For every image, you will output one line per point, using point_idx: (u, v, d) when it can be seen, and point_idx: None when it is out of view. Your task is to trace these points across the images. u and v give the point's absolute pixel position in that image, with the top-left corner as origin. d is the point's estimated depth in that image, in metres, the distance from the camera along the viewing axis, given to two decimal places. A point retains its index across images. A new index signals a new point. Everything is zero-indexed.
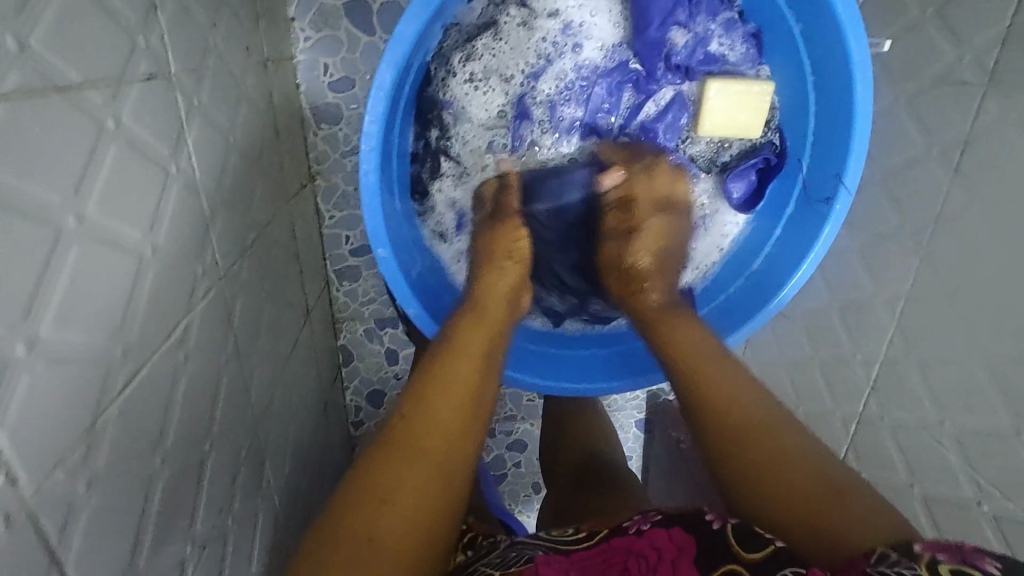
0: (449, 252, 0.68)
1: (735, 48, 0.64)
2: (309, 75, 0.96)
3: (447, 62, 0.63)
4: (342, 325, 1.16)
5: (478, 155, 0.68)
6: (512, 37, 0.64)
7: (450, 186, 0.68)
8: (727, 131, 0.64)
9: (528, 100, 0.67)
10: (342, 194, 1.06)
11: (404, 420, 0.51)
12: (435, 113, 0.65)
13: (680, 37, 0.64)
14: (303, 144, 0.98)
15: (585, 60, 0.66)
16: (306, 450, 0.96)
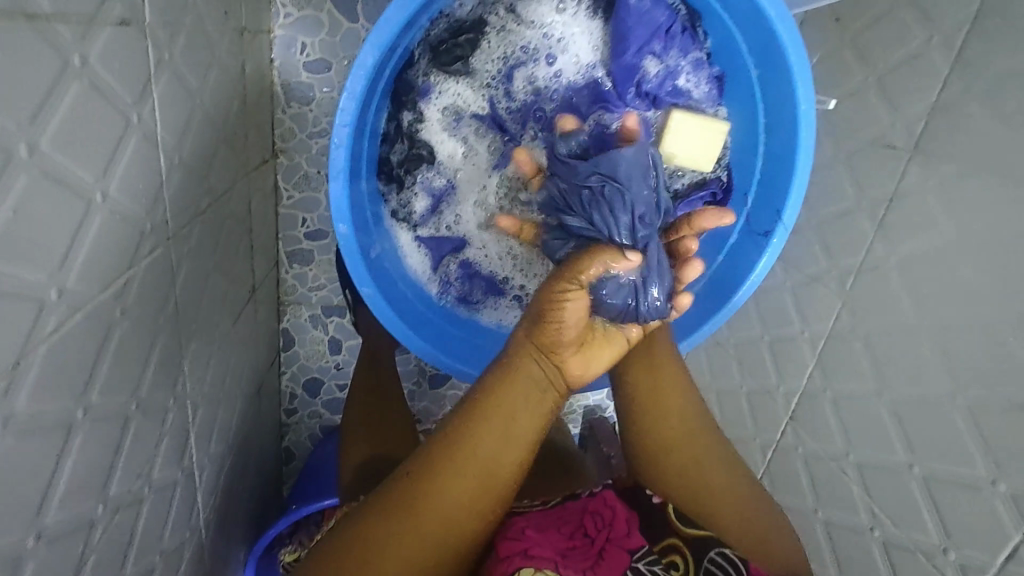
0: (409, 238, 0.67)
1: (699, 87, 0.64)
2: (285, 51, 0.95)
3: (430, 53, 0.62)
4: (286, 308, 1.13)
5: (448, 146, 0.67)
6: (495, 37, 0.64)
7: (424, 170, 0.66)
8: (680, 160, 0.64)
9: (501, 101, 0.66)
10: (304, 175, 1.04)
11: (415, 482, 0.50)
12: (411, 97, 0.63)
13: (652, 66, 0.63)
14: (270, 120, 0.97)
15: (557, 72, 0.66)
16: (234, 432, 0.92)
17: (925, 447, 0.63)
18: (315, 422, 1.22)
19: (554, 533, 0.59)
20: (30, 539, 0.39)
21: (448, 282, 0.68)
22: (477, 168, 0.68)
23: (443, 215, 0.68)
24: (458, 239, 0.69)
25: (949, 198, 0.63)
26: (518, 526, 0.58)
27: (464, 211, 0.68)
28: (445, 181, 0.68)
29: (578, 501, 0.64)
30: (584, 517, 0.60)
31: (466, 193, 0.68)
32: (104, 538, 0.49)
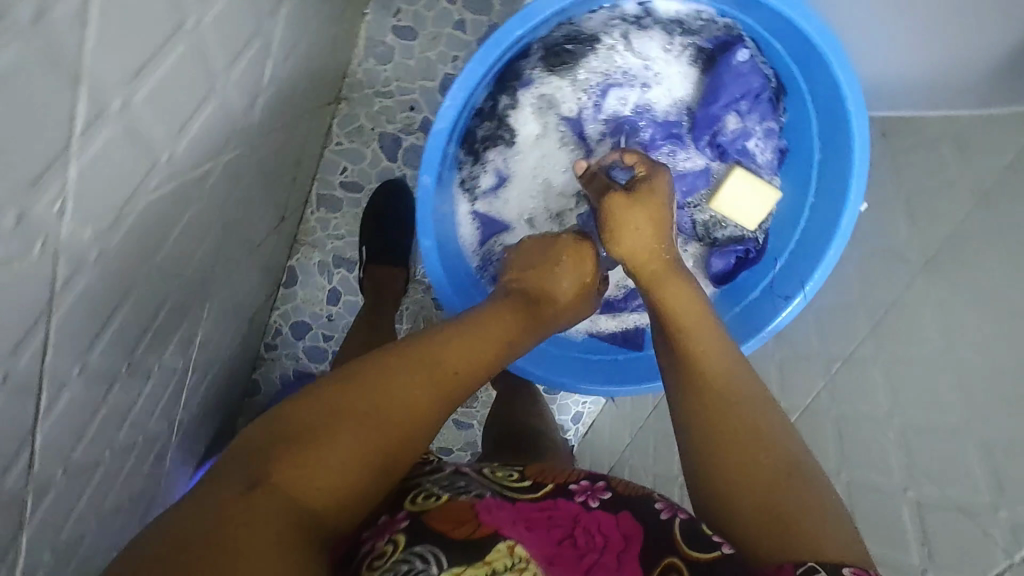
0: (468, 207, 0.70)
1: (764, 153, 0.70)
2: (379, 11, 1.03)
3: (546, 50, 0.66)
4: (299, 246, 1.15)
5: (530, 134, 0.71)
6: (605, 52, 0.68)
7: (499, 151, 0.70)
8: (730, 214, 0.69)
9: (590, 113, 0.72)
10: (359, 127, 1.07)
11: (411, 366, 0.48)
12: (514, 84, 0.67)
13: (732, 123, 0.68)
14: (345, 67, 1.02)
15: (647, 101, 0.71)
16: (224, 346, 0.93)
17: (869, 532, 0.68)
18: (290, 363, 1.22)
19: (544, 533, 0.48)
20: (73, 367, 0.41)
21: (488, 261, 0.71)
22: (549, 162, 0.72)
23: (505, 197, 0.72)
24: (509, 223, 0.72)
25: (942, 316, 0.69)
26: (505, 512, 0.50)
27: (524, 199, 0.72)
28: (518, 168, 0.72)
29: (570, 503, 0.53)
30: (576, 526, 0.49)
31: (530, 182, 0.73)
32: (118, 397, 0.51)
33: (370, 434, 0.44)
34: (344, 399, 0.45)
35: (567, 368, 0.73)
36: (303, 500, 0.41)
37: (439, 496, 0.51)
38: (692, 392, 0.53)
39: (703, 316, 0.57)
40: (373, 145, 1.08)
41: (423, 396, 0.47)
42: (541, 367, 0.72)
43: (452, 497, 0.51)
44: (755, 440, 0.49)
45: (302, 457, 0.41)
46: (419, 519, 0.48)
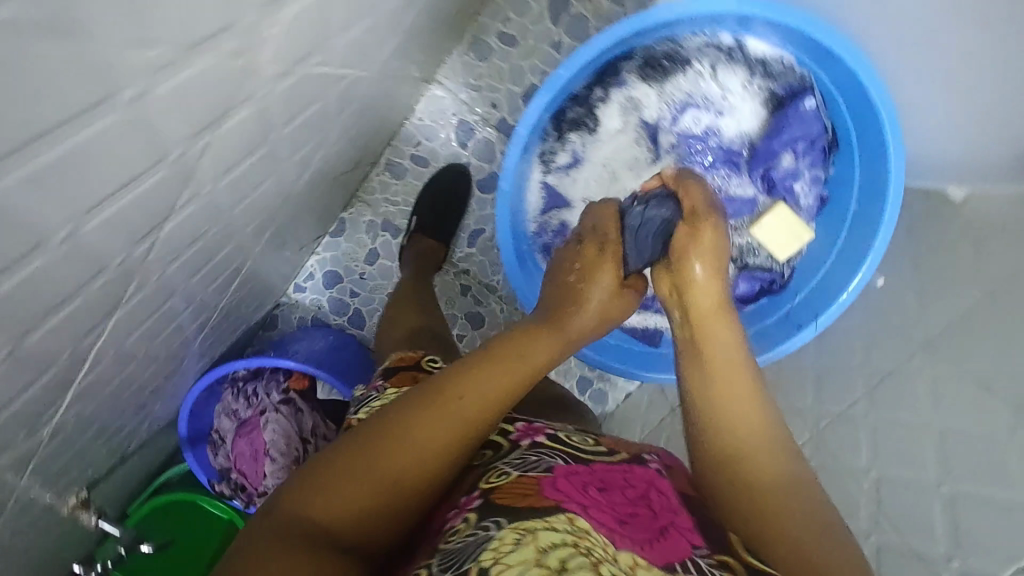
0: (539, 178, 0.75)
1: (807, 197, 0.74)
2: (493, 13, 1.11)
3: (647, 55, 0.70)
4: (357, 201, 1.24)
5: (611, 128, 0.75)
6: (698, 71, 0.72)
7: (580, 136, 0.75)
8: (766, 242, 0.73)
9: (666, 124, 0.75)
10: (442, 108, 1.17)
11: (416, 408, 0.55)
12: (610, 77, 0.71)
13: (787, 161, 0.73)
14: (446, 51, 1.11)
15: (721, 125, 0.74)
16: (261, 260, 0.99)
17: None
18: (312, 309, 1.31)
19: (615, 493, 0.52)
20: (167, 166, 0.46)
21: (544, 230, 0.77)
22: (620, 158, 0.76)
23: (573, 178, 0.76)
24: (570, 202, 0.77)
25: (935, 392, 0.73)
26: (578, 477, 0.52)
27: (588, 186, 0.77)
28: (589, 154, 0.75)
29: (645, 470, 0.57)
30: (650, 490, 0.53)
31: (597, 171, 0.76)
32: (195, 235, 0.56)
33: (376, 467, 0.52)
34: (354, 446, 0.53)
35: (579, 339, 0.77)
36: (319, 522, 0.49)
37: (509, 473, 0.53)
38: (716, 432, 0.57)
39: (737, 355, 0.60)
40: (448, 129, 1.18)
41: (423, 441, 0.54)
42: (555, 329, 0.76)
43: (521, 473, 0.52)
44: (777, 489, 0.53)
45: (318, 491, 0.51)
46: (488, 499, 0.50)
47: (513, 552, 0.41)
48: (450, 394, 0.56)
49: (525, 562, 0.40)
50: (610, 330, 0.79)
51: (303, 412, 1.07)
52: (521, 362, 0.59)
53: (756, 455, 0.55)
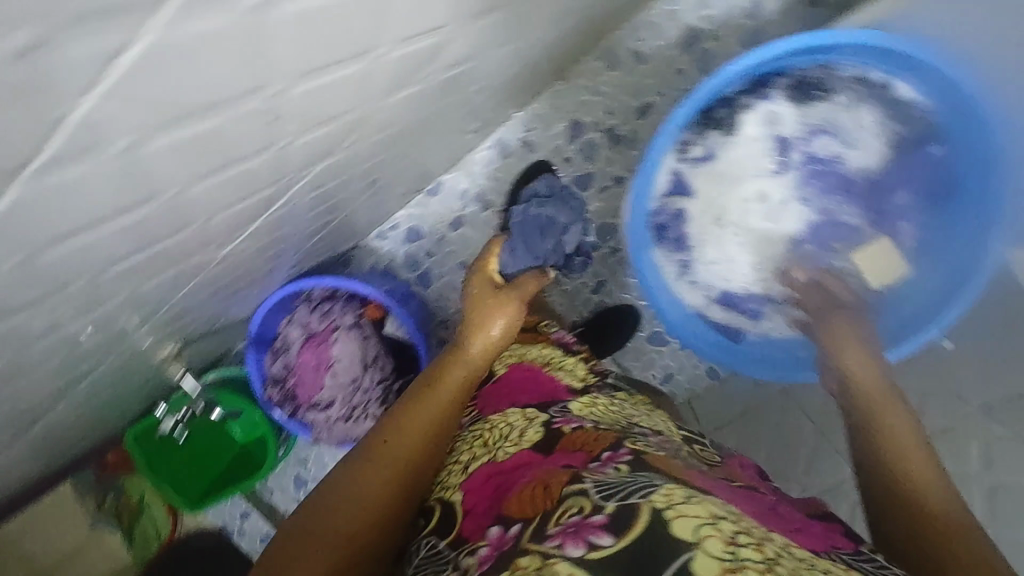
0: (672, 162, 0.79)
1: (909, 237, 0.80)
2: (632, 29, 1.19)
3: (799, 74, 0.76)
4: (457, 168, 1.31)
5: (748, 133, 0.80)
6: (841, 101, 0.78)
7: (719, 133, 0.79)
8: (864, 268, 0.80)
9: (798, 142, 0.80)
10: (562, 103, 1.25)
11: (297, 533, 0.64)
12: (763, 86, 0.77)
13: (899, 200, 0.80)
14: (581, 53, 1.20)
15: (849, 154, 0.80)
16: (373, 192, 1.06)
17: None
18: (387, 258, 1.37)
19: (751, 503, 0.58)
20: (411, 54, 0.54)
21: (662, 210, 0.81)
22: (748, 162, 0.81)
23: (701, 170, 0.81)
24: (691, 191, 0.81)
25: None
26: (717, 484, 0.59)
27: (713, 181, 0.81)
28: (724, 153, 0.80)
29: (766, 493, 0.62)
30: (775, 503, 0.59)
31: (725, 170, 0.81)
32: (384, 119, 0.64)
33: (368, 492, 0.68)
34: (329, 508, 0.66)
35: (672, 313, 0.82)
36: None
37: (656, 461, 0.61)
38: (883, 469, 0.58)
39: (901, 421, 0.62)
40: (563, 123, 1.26)
41: (363, 495, 0.68)
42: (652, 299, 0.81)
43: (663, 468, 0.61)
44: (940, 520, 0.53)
45: (309, 556, 0.62)
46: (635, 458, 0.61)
47: (686, 506, 0.51)
48: (392, 445, 0.74)
49: (699, 518, 0.49)
50: (694, 313, 0.85)
51: (370, 339, 1.14)
52: (427, 409, 0.79)
53: (926, 499, 0.54)
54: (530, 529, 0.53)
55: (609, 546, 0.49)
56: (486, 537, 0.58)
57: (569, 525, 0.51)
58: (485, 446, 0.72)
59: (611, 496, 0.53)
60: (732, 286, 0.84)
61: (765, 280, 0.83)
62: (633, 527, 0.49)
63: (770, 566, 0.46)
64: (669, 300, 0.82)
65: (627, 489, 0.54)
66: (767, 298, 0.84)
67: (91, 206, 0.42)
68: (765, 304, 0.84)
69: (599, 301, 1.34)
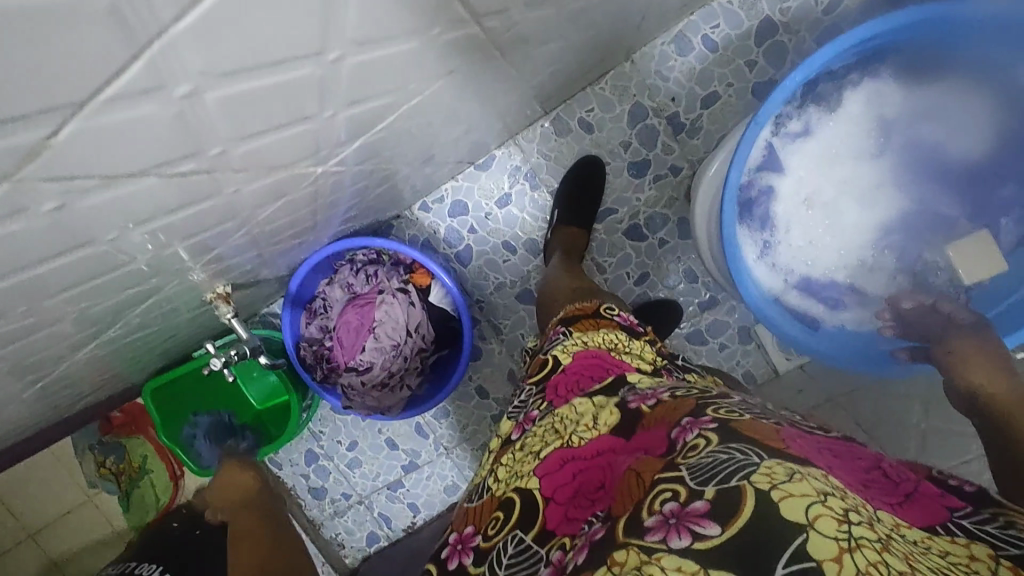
0: (771, 134, 0.76)
1: (1009, 232, 0.77)
2: (705, 17, 1.18)
3: (910, 55, 0.75)
4: (511, 142, 1.28)
5: (851, 113, 0.77)
6: (945, 88, 0.76)
7: (822, 109, 0.77)
8: (961, 262, 0.77)
9: (899, 127, 0.78)
10: (625, 87, 1.23)
11: None
12: (873, 64, 0.75)
13: (1002, 192, 0.77)
14: (651, 37, 1.18)
15: (948, 143, 0.78)
16: (435, 154, 1.03)
17: None
18: (430, 230, 1.33)
19: (834, 458, 0.47)
20: None
21: (753, 187, 0.78)
22: (848, 143, 0.78)
23: (800, 147, 0.77)
24: (785, 168, 0.78)
25: None
26: (801, 440, 0.47)
27: (809, 159, 0.78)
28: (823, 131, 0.77)
29: (862, 449, 0.51)
30: (874, 463, 0.47)
31: (823, 150, 0.78)
32: None
33: None
34: None
35: (757, 302, 0.77)
36: None
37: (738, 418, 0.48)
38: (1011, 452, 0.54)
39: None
40: (625, 106, 1.24)
41: None
42: (743, 280, 0.77)
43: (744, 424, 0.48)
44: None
45: None
46: (725, 425, 0.47)
47: (793, 483, 0.38)
48: None
49: (808, 496, 0.37)
50: (777, 298, 0.80)
51: (414, 305, 1.09)
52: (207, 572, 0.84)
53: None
54: (621, 523, 0.42)
55: (718, 537, 0.37)
56: (580, 535, 0.46)
57: (668, 514, 0.40)
58: (555, 432, 0.58)
59: (707, 480, 0.41)
60: (816, 276, 0.81)
61: (852, 269, 0.80)
62: (736, 516, 0.37)
63: (885, 545, 0.36)
64: (752, 282, 0.78)
65: (719, 469, 0.41)
66: (853, 289, 0.81)
67: (275, 57, 0.39)
68: (850, 296, 0.81)
69: (642, 293, 1.30)
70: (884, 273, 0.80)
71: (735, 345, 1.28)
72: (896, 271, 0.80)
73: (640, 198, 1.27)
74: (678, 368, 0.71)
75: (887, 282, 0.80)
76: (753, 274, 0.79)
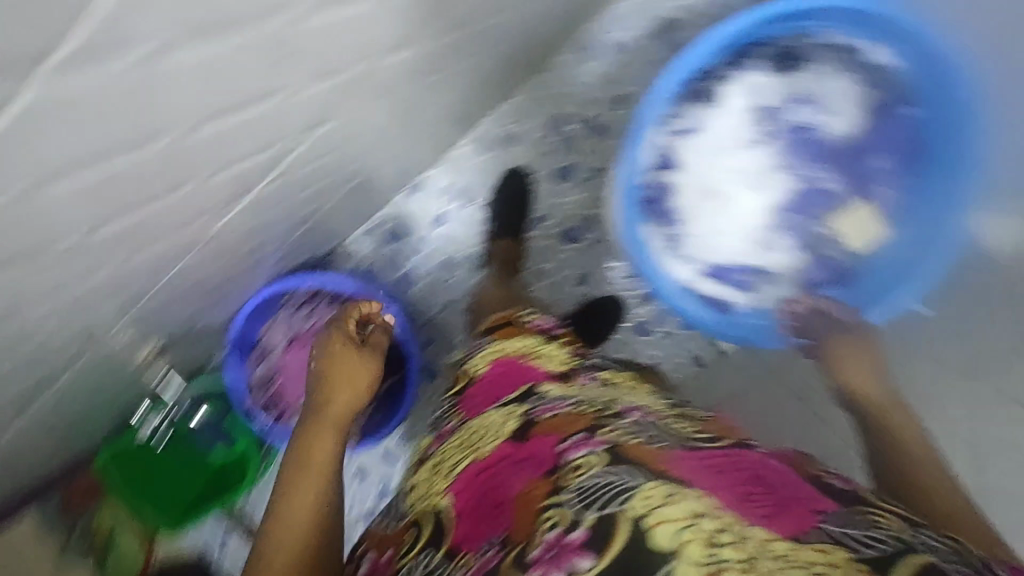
0: (659, 133, 0.83)
1: (888, 199, 0.83)
2: (606, 21, 1.23)
3: (776, 46, 0.81)
4: (438, 162, 1.31)
5: (732, 106, 0.83)
6: (815, 70, 0.82)
7: (704, 106, 0.83)
8: (847, 232, 0.84)
9: (778, 112, 0.83)
10: (540, 96, 1.27)
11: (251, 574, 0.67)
12: (744, 59, 0.81)
13: (877, 162, 0.83)
14: (558, 46, 1.23)
15: (826, 122, 0.83)
16: (358, 185, 1.05)
17: None
18: (371, 257, 1.34)
19: (725, 475, 0.52)
20: None
21: (651, 185, 0.85)
22: (733, 134, 0.84)
23: (688, 144, 0.84)
24: (678, 164, 0.85)
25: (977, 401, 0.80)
26: (690, 462, 0.53)
27: (697, 153, 0.85)
28: (707, 125, 0.84)
29: (750, 453, 0.57)
30: (761, 470, 0.53)
31: (710, 143, 0.85)
32: None
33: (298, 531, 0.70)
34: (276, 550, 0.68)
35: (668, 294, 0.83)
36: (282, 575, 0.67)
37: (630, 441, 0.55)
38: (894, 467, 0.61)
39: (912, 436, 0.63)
40: (542, 114, 1.28)
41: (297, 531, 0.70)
42: (653, 275, 0.83)
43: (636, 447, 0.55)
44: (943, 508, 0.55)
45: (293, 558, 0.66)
46: (615, 449, 0.53)
47: (668, 508, 0.45)
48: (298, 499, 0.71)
49: (680, 521, 0.43)
50: (687, 290, 0.85)
51: None
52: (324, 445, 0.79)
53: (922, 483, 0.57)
54: (514, 550, 0.49)
55: (592, 565, 0.44)
56: (481, 553, 0.52)
57: (552, 543, 0.46)
58: (467, 446, 0.64)
59: (591, 505, 0.47)
60: (722, 262, 0.86)
61: (754, 250, 0.86)
62: (613, 541, 0.44)
63: (752, 565, 0.41)
64: (661, 276, 0.84)
65: (601, 493, 0.48)
66: (758, 270, 0.86)
67: None
68: (757, 277, 0.86)
69: (585, 292, 1.34)
70: (784, 250, 0.86)
71: (679, 332, 1.32)
72: (794, 248, 0.86)
73: (570, 202, 1.31)
74: (591, 365, 0.76)
75: (788, 259, 0.86)
76: (662, 267, 0.84)
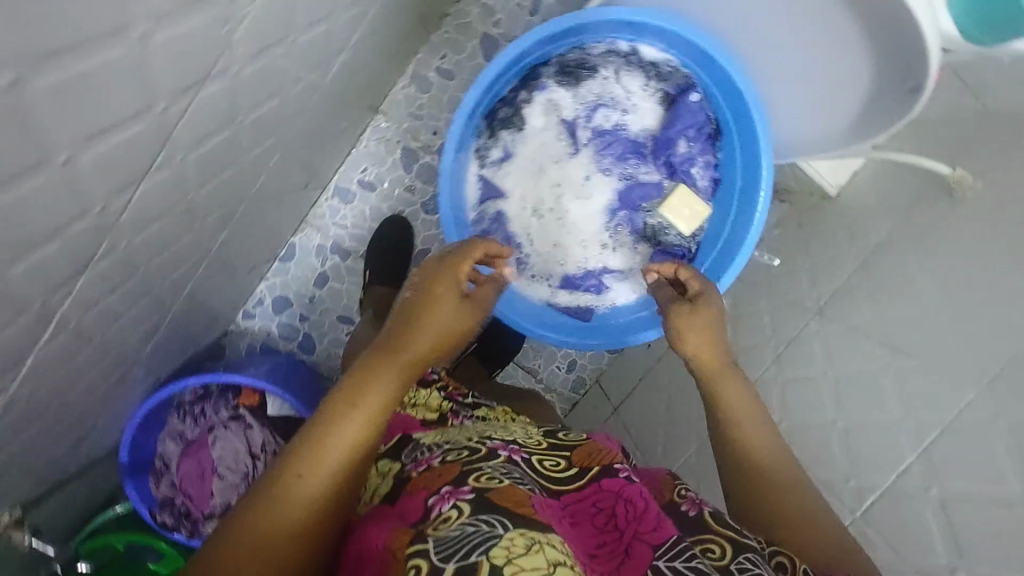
0: (475, 169, 0.88)
1: (702, 178, 0.88)
2: (429, 52, 1.24)
3: (558, 65, 0.85)
4: (305, 225, 1.29)
5: (537, 126, 0.88)
6: (602, 77, 0.86)
7: (511, 133, 0.88)
8: (677, 217, 0.87)
9: (580, 122, 0.88)
10: (387, 138, 1.27)
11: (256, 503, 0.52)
12: (534, 83, 0.86)
13: (682, 147, 0.87)
14: (389, 87, 1.23)
15: (626, 122, 0.89)
16: (215, 281, 1.03)
17: None
18: (263, 335, 1.31)
19: (582, 521, 0.55)
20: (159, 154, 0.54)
21: (483, 218, 0.89)
22: (546, 150, 0.89)
23: (507, 169, 0.89)
24: (503, 190, 0.90)
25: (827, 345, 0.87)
26: (553, 507, 0.54)
27: (517, 176, 0.89)
28: (518, 150, 0.89)
29: (614, 480, 0.61)
30: (618, 502, 0.57)
31: (525, 165, 0.89)
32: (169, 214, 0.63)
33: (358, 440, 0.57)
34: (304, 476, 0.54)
35: (523, 319, 0.85)
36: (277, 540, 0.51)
37: (497, 480, 0.53)
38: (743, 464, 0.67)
39: (761, 426, 0.69)
40: (394, 155, 1.27)
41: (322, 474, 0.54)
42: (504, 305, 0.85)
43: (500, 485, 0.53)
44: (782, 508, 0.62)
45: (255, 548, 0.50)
46: (483, 493, 0.51)
47: (528, 557, 0.43)
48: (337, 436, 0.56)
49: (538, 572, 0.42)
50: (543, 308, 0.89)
51: (252, 426, 1.08)
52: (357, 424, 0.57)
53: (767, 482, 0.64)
54: None
55: None
56: None
57: None
58: None
59: (454, 554, 0.44)
60: (570, 272, 0.90)
61: (595, 253, 0.90)
62: None
63: None
64: (513, 303, 0.86)
65: (466, 542, 0.44)
66: (604, 272, 0.90)
67: None
68: (605, 277, 0.91)
69: None
70: (622, 248, 0.90)
71: None
72: (633, 245, 0.90)
73: None
74: (465, 408, 0.81)
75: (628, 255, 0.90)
76: (513, 293, 0.87)
